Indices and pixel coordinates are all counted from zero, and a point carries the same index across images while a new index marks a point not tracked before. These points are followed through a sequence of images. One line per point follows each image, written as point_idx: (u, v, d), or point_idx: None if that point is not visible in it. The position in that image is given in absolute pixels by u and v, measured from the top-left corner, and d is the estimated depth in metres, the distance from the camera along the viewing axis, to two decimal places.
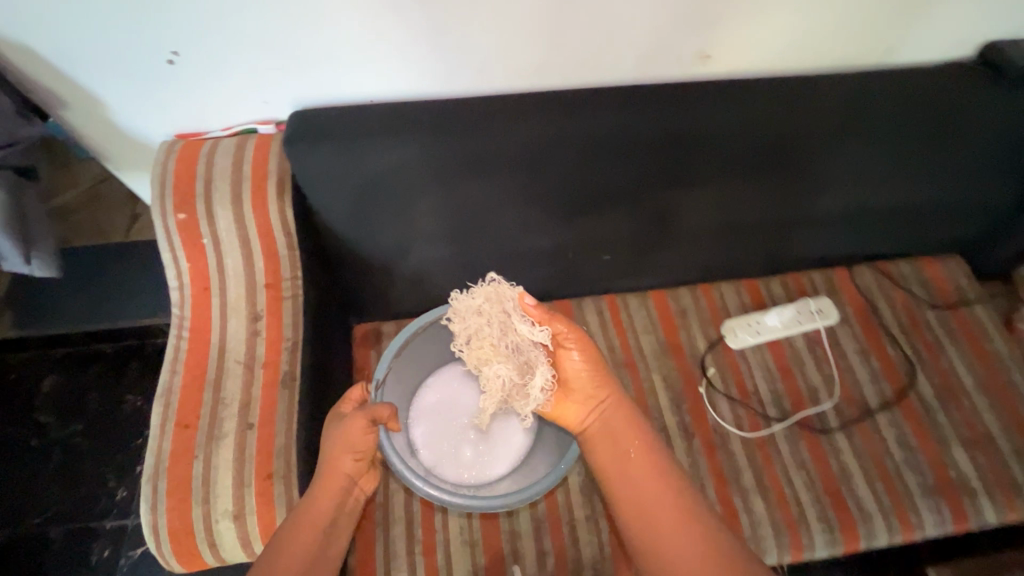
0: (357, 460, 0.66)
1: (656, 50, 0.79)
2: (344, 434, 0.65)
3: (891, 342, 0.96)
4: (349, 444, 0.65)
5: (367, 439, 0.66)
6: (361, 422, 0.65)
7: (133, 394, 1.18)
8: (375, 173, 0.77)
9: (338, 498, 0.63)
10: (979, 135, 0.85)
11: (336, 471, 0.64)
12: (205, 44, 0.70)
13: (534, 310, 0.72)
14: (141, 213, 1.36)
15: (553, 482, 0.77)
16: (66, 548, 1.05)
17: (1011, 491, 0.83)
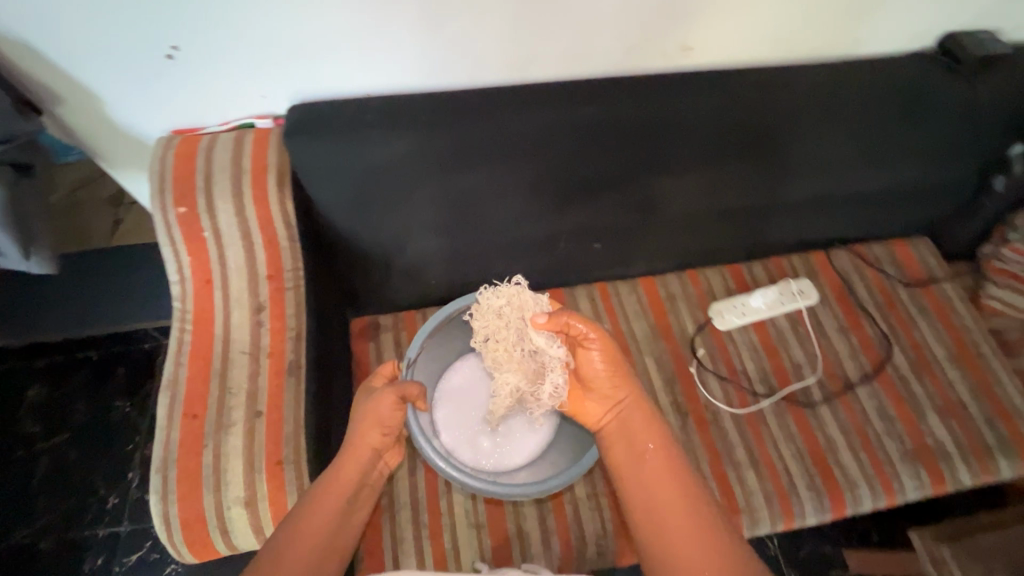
0: (383, 434, 0.69)
1: (640, 44, 0.82)
2: (373, 409, 0.68)
3: (867, 318, 1.08)
4: (378, 418, 0.68)
5: (395, 415, 0.69)
6: (391, 398, 0.69)
7: (120, 401, 1.28)
8: (377, 166, 0.79)
9: (362, 467, 0.67)
10: (936, 124, 0.95)
11: (364, 441, 0.67)
12: (198, 36, 0.67)
13: (544, 325, 0.73)
14: (123, 217, 1.45)
15: (570, 478, 0.80)
16: (68, 554, 1.15)
17: (983, 455, 0.95)
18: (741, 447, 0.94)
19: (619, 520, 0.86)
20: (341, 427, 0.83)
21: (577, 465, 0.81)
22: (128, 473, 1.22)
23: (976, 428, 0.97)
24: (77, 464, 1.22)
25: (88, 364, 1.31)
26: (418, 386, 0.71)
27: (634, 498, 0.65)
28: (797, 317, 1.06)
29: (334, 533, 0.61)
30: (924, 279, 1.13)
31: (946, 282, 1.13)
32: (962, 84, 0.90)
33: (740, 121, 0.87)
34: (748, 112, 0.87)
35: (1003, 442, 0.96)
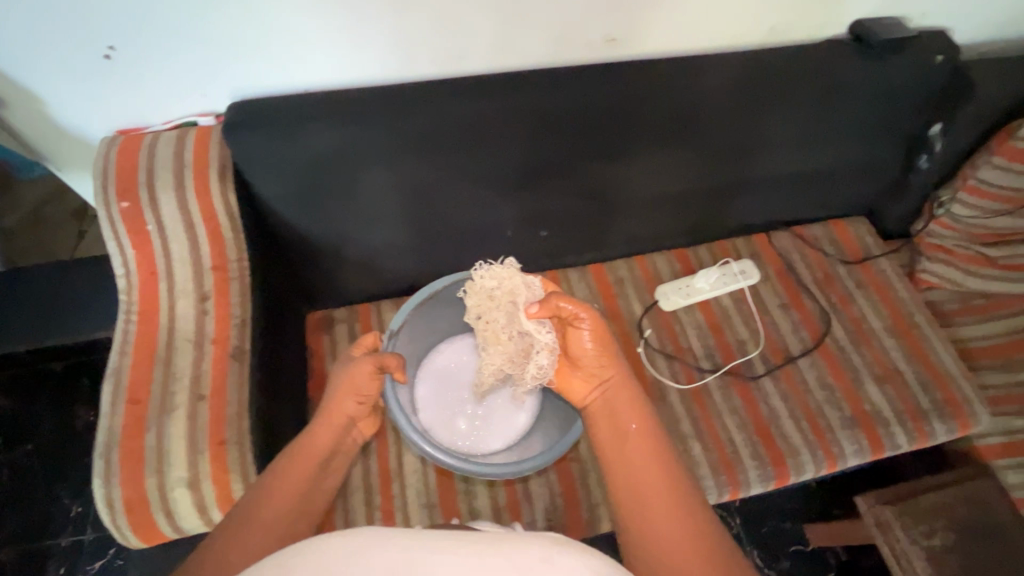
0: (359, 403, 0.75)
1: (566, 36, 0.86)
2: (352, 378, 0.74)
3: (808, 295, 1.12)
4: (355, 386, 0.74)
5: (371, 384, 0.75)
6: (369, 367, 0.73)
7: (84, 411, 1.28)
8: (320, 156, 0.82)
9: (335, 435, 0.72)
10: (857, 105, 1.00)
11: (340, 408, 0.73)
12: (134, 36, 0.70)
13: (536, 314, 0.76)
14: (87, 229, 1.47)
15: (548, 460, 0.81)
16: (30, 564, 1.14)
17: (918, 419, 0.99)
18: (687, 421, 0.97)
19: (568, 495, 0.89)
20: (291, 414, 0.85)
21: (554, 449, 0.82)
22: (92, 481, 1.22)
23: (912, 393, 1.02)
24: (38, 477, 1.22)
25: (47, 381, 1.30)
26: (397, 358, 0.75)
27: (617, 475, 0.66)
28: (741, 295, 1.11)
29: (307, 491, 0.66)
30: (862, 256, 1.17)
31: (882, 258, 1.17)
32: (874, 65, 0.96)
33: (667, 106, 0.92)
34: (676, 97, 0.91)
35: (938, 406, 1.01)
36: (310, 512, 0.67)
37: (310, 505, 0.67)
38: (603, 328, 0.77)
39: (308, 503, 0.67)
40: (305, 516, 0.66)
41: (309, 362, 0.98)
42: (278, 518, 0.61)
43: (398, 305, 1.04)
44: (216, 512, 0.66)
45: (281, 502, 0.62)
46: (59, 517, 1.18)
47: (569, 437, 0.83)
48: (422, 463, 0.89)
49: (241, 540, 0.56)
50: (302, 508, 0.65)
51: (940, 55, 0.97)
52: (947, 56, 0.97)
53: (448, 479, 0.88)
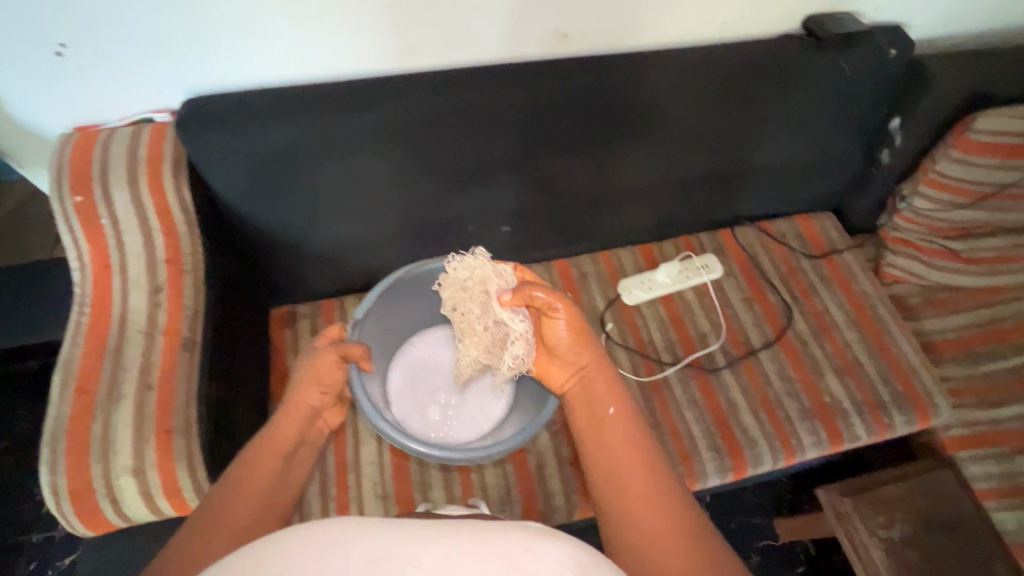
0: (322, 393, 0.77)
1: (516, 32, 0.88)
2: (316, 368, 0.76)
3: (771, 289, 1.13)
4: (317, 376, 0.75)
5: (335, 373, 0.77)
6: (332, 356, 0.76)
7: None
8: (274, 151, 0.83)
9: (300, 425, 0.73)
10: (814, 99, 1.01)
11: (303, 399, 0.74)
12: (85, 32, 0.72)
13: (509, 301, 0.76)
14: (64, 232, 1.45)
15: (519, 442, 0.79)
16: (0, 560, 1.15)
17: (877, 410, 1.00)
18: (646, 413, 0.98)
19: (523, 486, 0.89)
20: (248, 406, 0.86)
21: (523, 431, 0.80)
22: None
23: (872, 385, 1.02)
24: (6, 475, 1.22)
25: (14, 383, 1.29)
26: (361, 347, 0.79)
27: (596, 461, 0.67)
28: (704, 289, 1.12)
29: (276, 482, 0.65)
30: (827, 250, 1.18)
31: (847, 252, 1.18)
32: (828, 59, 0.97)
33: (620, 99, 0.93)
34: (630, 90, 0.92)
35: (897, 398, 1.01)
36: (283, 502, 0.66)
37: (282, 495, 0.66)
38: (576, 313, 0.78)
39: (279, 492, 0.66)
40: (278, 505, 0.65)
41: (272, 356, 0.99)
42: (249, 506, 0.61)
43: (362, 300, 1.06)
44: (162, 499, 0.67)
45: (250, 495, 0.62)
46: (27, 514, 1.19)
47: (541, 418, 0.82)
48: (379, 455, 0.90)
49: (211, 536, 0.56)
50: (274, 498, 0.64)
51: (894, 49, 0.98)
52: (901, 50, 0.99)
53: (404, 470, 0.89)
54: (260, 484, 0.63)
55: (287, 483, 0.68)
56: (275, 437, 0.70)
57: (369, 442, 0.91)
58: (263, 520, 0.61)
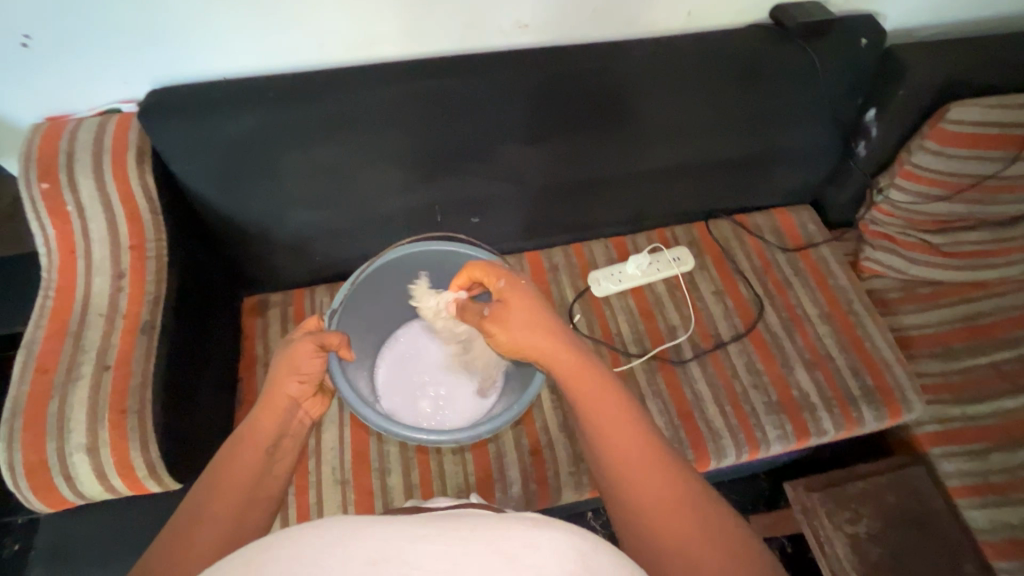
0: (301, 382, 0.64)
1: (475, 22, 0.89)
2: (292, 357, 0.64)
3: (744, 283, 1.12)
4: (293, 364, 0.63)
5: (314, 362, 0.65)
6: (310, 345, 0.65)
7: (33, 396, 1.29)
8: (237, 140, 0.84)
9: (279, 420, 0.61)
10: (785, 89, 1.00)
11: (280, 390, 0.62)
12: (49, 24, 0.74)
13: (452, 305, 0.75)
14: None
15: (507, 420, 0.78)
16: None
17: (847, 405, 0.99)
18: None
19: (481, 474, 0.90)
20: (211, 391, 0.88)
21: (510, 410, 0.79)
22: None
23: (842, 379, 1.01)
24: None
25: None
26: (339, 336, 0.69)
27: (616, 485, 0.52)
28: (675, 282, 1.11)
29: (251, 488, 0.54)
30: (803, 244, 1.17)
31: (823, 245, 1.16)
32: (797, 49, 0.97)
33: (583, 89, 0.93)
34: (594, 80, 0.92)
35: (867, 392, 1.00)
36: (264, 504, 0.56)
37: (262, 498, 0.56)
38: (529, 298, 0.61)
39: (258, 495, 0.55)
40: (257, 510, 0.54)
41: (241, 343, 1.01)
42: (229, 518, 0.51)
43: (331, 289, 1.07)
44: (114, 477, 0.69)
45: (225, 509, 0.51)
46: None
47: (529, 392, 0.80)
48: (340, 440, 0.91)
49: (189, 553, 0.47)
50: (251, 504, 0.54)
51: (865, 39, 0.97)
52: (873, 41, 0.98)
53: (364, 457, 0.90)
54: (233, 494, 0.52)
55: (266, 483, 0.57)
56: (250, 436, 0.58)
57: (331, 429, 0.92)
58: (240, 532, 0.51)
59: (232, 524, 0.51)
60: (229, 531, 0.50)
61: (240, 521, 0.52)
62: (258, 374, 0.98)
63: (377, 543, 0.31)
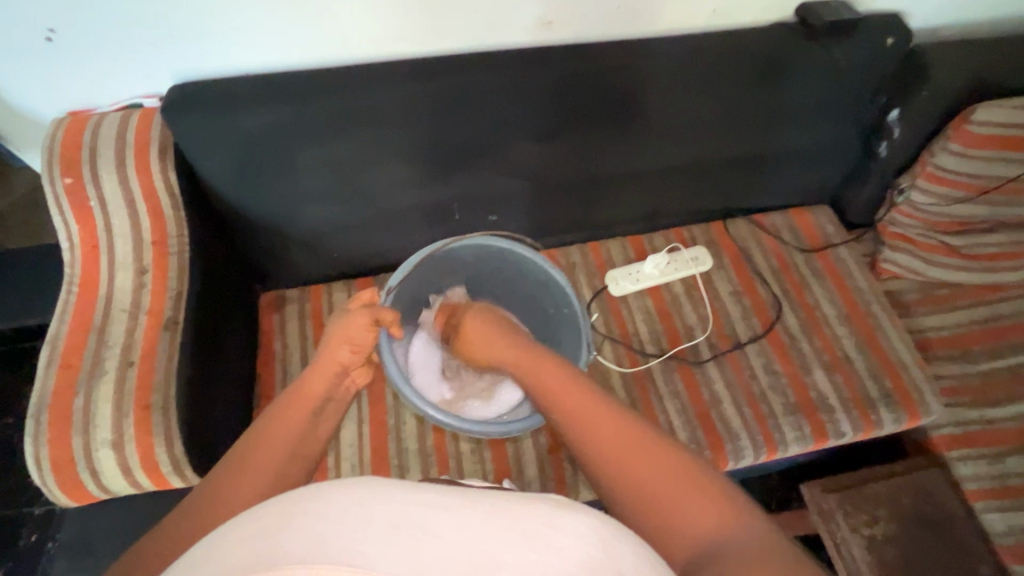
0: (353, 351, 0.72)
1: (499, 19, 0.88)
2: (346, 327, 0.73)
3: (762, 283, 1.11)
4: (348, 334, 0.72)
5: (366, 334, 0.74)
6: (364, 318, 0.74)
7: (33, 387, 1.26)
8: (252, 134, 0.83)
9: (330, 381, 0.67)
10: (808, 88, 0.99)
11: (333, 355, 0.70)
12: (73, 19, 0.74)
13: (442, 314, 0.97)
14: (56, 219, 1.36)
15: (533, 423, 0.84)
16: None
17: (865, 407, 0.98)
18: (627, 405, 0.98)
19: (499, 471, 0.91)
20: (231, 386, 0.88)
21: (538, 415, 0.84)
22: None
23: (860, 382, 1.01)
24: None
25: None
26: (392, 313, 0.77)
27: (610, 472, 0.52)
28: (693, 282, 1.11)
29: (300, 439, 0.58)
30: (822, 244, 1.16)
31: (842, 246, 1.16)
32: (820, 47, 0.95)
33: (606, 86, 0.91)
34: (617, 76, 0.91)
35: (885, 394, 1.00)
36: (310, 459, 0.59)
37: (310, 451, 0.59)
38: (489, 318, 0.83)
39: (306, 448, 0.59)
40: (302, 463, 0.57)
41: (260, 340, 1.02)
42: (275, 456, 0.54)
43: (349, 286, 1.07)
44: (138, 472, 0.70)
45: (272, 448, 0.55)
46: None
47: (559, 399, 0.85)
48: (358, 437, 0.92)
49: (238, 481, 0.51)
50: (298, 455, 0.57)
51: (890, 37, 0.96)
52: (899, 39, 0.96)
53: (382, 454, 0.91)
54: (283, 434, 0.56)
55: (313, 439, 0.60)
56: (305, 389, 0.64)
57: (349, 426, 0.93)
58: (287, 477, 0.54)
59: (278, 465, 0.54)
60: (272, 473, 0.53)
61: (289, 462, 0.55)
62: (277, 370, 0.99)
63: (399, 507, 0.32)
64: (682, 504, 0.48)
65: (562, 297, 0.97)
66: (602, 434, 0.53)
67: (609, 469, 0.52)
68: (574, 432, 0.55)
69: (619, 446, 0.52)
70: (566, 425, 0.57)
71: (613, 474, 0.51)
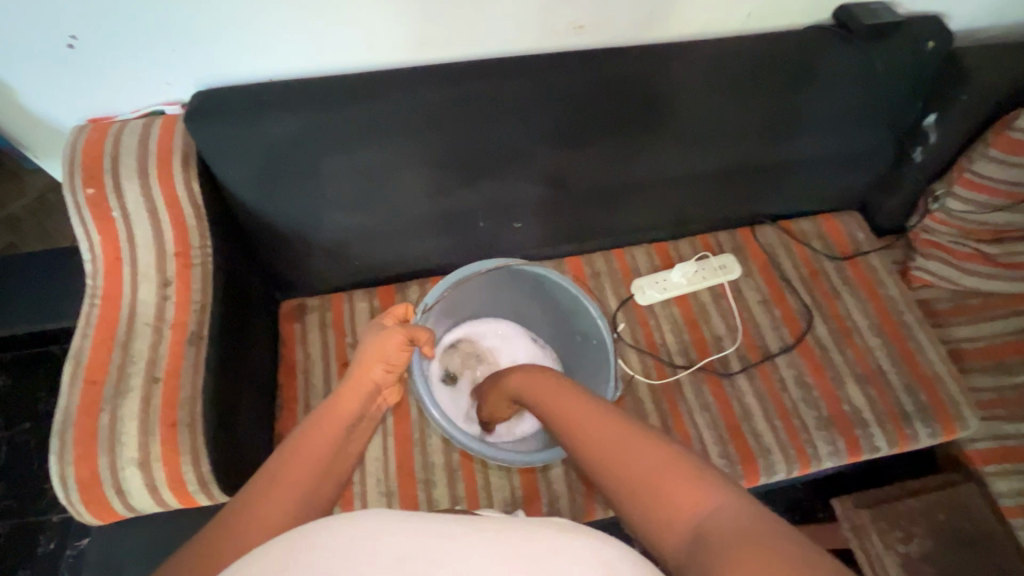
0: (386, 371, 0.69)
1: (531, 22, 0.85)
2: (382, 344, 0.68)
3: (791, 292, 1.09)
4: (383, 352, 0.68)
5: (401, 355, 0.70)
6: (399, 338, 0.69)
7: (46, 393, 1.23)
8: (277, 142, 0.80)
9: (363, 400, 0.64)
10: (845, 92, 0.95)
11: (367, 374, 0.66)
12: (96, 25, 0.72)
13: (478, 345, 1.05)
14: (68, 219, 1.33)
15: (532, 462, 0.83)
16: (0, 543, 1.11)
17: (900, 422, 0.96)
18: (655, 418, 0.96)
19: (527, 486, 0.90)
20: (254, 399, 0.87)
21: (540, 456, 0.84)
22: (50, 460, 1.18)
23: (895, 395, 0.98)
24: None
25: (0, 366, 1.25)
26: (427, 333, 0.73)
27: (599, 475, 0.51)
28: (720, 291, 1.09)
29: (329, 459, 0.56)
30: (851, 252, 1.13)
31: (872, 254, 1.13)
32: (859, 52, 0.92)
33: (639, 92, 0.89)
34: (649, 83, 0.88)
35: (921, 408, 0.97)
36: (336, 479, 0.57)
37: (336, 471, 0.57)
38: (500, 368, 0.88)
39: (334, 468, 0.57)
40: (329, 483, 0.55)
41: (281, 349, 1.00)
42: (306, 475, 0.53)
43: (370, 295, 1.05)
44: (166, 492, 0.68)
45: (304, 464, 0.53)
46: (15, 497, 1.15)
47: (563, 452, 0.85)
48: (383, 451, 0.90)
49: (271, 499, 0.49)
50: (326, 475, 0.55)
51: (931, 41, 0.93)
52: (939, 43, 0.93)
53: (409, 468, 0.89)
54: (316, 451, 0.55)
55: (342, 457, 0.59)
56: (338, 407, 0.62)
57: (374, 439, 0.91)
58: (313, 500, 0.52)
59: (309, 485, 0.52)
60: (303, 493, 0.51)
61: (320, 481, 0.54)
62: (299, 381, 0.97)
63: (405, 540, 0.36)
64: (673, 482, 0.44)
65: (592, 329, 0.98)
66: (594, 436, 0.53)
67: (606, 468, 0.50)
68: (571, 446, 0.56)
69: (608, 442, 0.51)
70: (568, 438, 0.57)
71: (610, 471, 0.49)
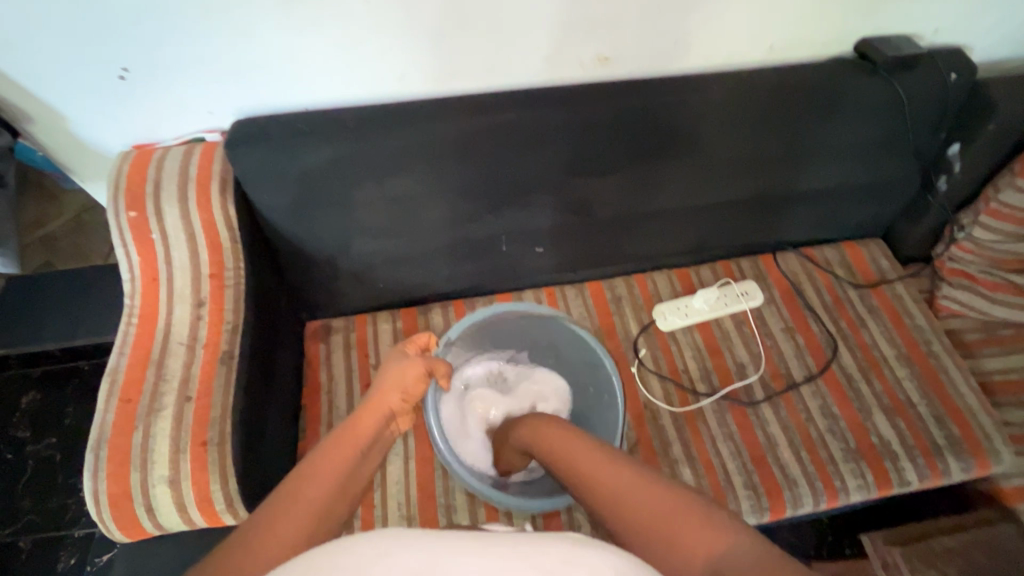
0: (403, 400, 0.71)
1: (556, 56, 0.88)
2: (401, 372, 0.72)
3: (815, 320, 1.08)
4: (402, 381, 0.71)
5: (419, 384, 0.73)
6: (419, 368, 0.73)
7: (73, 407, 1.26)
8: (312, 170, 0.83)
9: (379, 424, 0.66)
10: (867, 123, 0.96)
11: (385, 400, 0.68)
12: (147, 59, 0.76)
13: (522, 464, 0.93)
14: (99, 235, 1.37)
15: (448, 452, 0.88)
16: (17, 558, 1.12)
17: (931, 456, 0.93)
18: (678, 446, 0.95)
19: (548, 513, 0.89)
20: (278, 420, 0.88)
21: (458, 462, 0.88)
22: (76, 475, 1.20)
23: (924, 427, 0.96)
24: (24, 473, 1.19)
25: (32, 381, 1.28)
26: (445, 365, 0.78)
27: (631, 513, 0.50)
28: (742, 318, 1.09)
29: (347, 478, 0.57)
30: (875, 280, 1.12)
31: (897, 283, 1.12)
32: (882, 84, 0.92)
33: (665, 123, 0.90)
34: (676, 114, 0.89)
35: (953, 442, 0.95)
36: (352, 499, 0.59)
37: (350, 491, 0.59)
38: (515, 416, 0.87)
39: (351, 487, 0.59)
40: (347, 501, 0.57)
41: (306, 370, 1.02)
42: (329, 496, 0.54)
43: (393, 316, 1.07)
44: (194, 511, 0.69)
45: (325, 482, 0.55)
46: (38, 510, 1.16)
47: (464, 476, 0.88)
48: (405, 474, 0.91)
49: (296, 511, 0.51)
50: (344, 494, 0.57)
51: (954, 73, 0.94)
52: (962, 74, 0.94)
53: (429, 492, 0.89)
54: (337, 471, 0.56)
55: (358, 478, 0.60)
56: (354, 431, 0.63)
57: (395, 461, 0.92)
58: (333, 515, 0.54)
59: (332, 502, 0.54)
60: (326, 513, 0.53)
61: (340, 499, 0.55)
62: (322, 402, 0.98)
63: (422, 553, 0.37)
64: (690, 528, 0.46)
65: (605, 384, 0.98)
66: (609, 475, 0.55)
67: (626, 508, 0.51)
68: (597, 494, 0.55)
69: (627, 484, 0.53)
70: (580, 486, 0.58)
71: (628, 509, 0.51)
